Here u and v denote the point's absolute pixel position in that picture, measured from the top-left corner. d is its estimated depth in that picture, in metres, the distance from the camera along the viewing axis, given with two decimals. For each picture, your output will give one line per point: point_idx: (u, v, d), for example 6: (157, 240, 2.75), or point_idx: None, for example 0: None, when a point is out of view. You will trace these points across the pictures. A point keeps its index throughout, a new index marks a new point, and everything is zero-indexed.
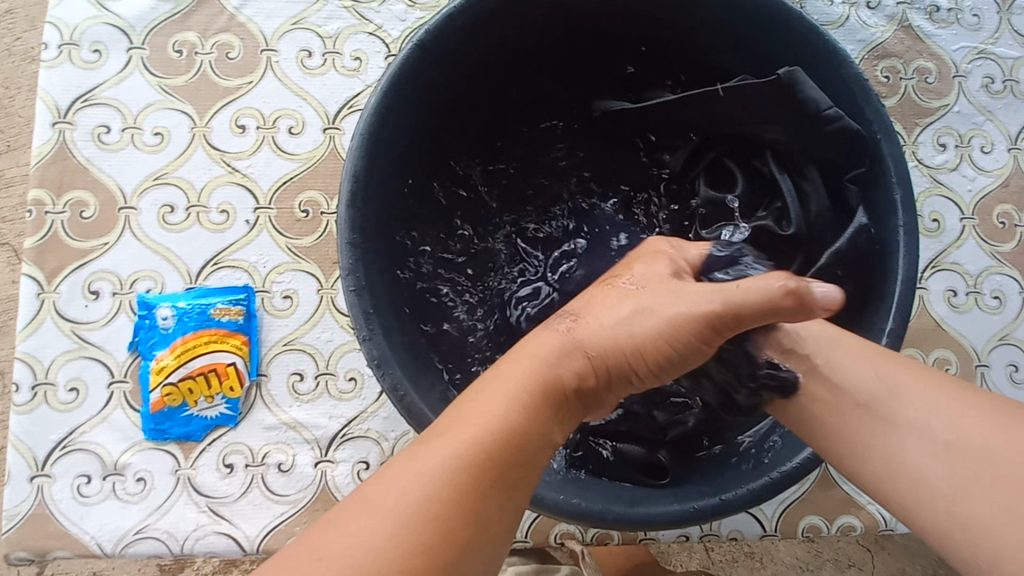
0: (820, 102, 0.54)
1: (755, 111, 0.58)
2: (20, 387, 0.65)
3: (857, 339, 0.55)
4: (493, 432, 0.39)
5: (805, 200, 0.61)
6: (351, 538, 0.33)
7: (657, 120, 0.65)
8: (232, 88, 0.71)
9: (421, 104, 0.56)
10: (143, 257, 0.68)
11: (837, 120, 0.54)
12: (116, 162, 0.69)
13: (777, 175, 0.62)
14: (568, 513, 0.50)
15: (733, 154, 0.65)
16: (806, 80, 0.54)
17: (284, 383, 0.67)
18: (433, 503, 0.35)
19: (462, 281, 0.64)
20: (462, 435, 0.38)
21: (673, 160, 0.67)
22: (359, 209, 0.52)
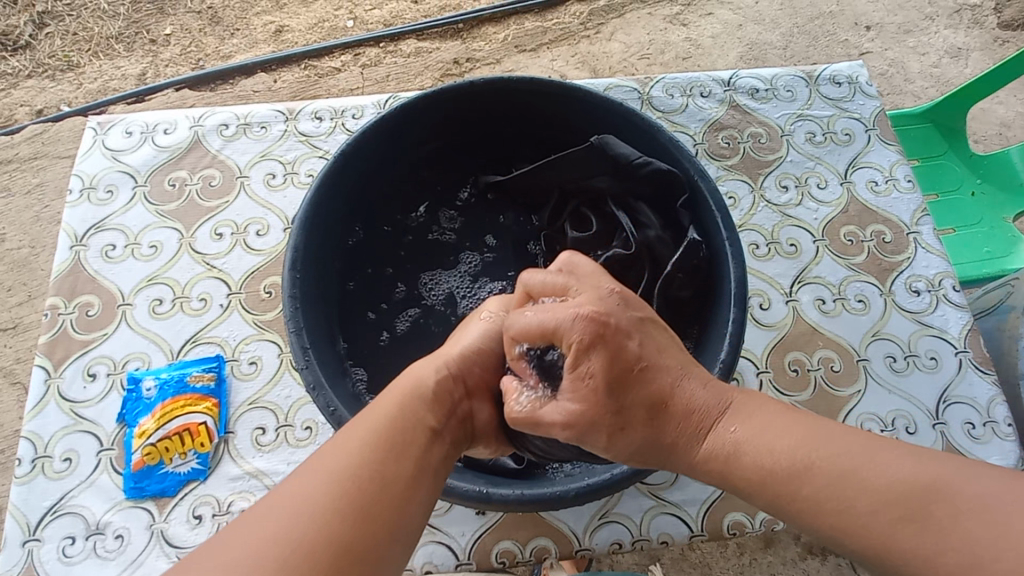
0: (631, 155, 0.76)
1: (587, 170, 0.79)
2: (22, 461, 0.75)
3: (713, 337, 0.70)
4: (389, 415, 0.51)
5: (643, 227, 0.78)
6: (286, 517, 0.43)
7: (526, 182, 0.83)
8: (213, 207, 0.92)
9: (346, 192, 0.75)
10: (135, 342, 0.82)
11: (648, 165, 0.75)
12: (119, 270, 0.87)
13: (617, 212, 0.80)
14: (480, 501, 0.60)
15: (588, 203, 0.83)
16: (614, 142, 0.76)
17: (248, 437, 0.78)
18: (341, 484, 0.45)
19: (376, 326, 0.78)
20: (364, 424, 0.50)
21: (540, 216, 0.85)
22: (301, 273, 0.68)
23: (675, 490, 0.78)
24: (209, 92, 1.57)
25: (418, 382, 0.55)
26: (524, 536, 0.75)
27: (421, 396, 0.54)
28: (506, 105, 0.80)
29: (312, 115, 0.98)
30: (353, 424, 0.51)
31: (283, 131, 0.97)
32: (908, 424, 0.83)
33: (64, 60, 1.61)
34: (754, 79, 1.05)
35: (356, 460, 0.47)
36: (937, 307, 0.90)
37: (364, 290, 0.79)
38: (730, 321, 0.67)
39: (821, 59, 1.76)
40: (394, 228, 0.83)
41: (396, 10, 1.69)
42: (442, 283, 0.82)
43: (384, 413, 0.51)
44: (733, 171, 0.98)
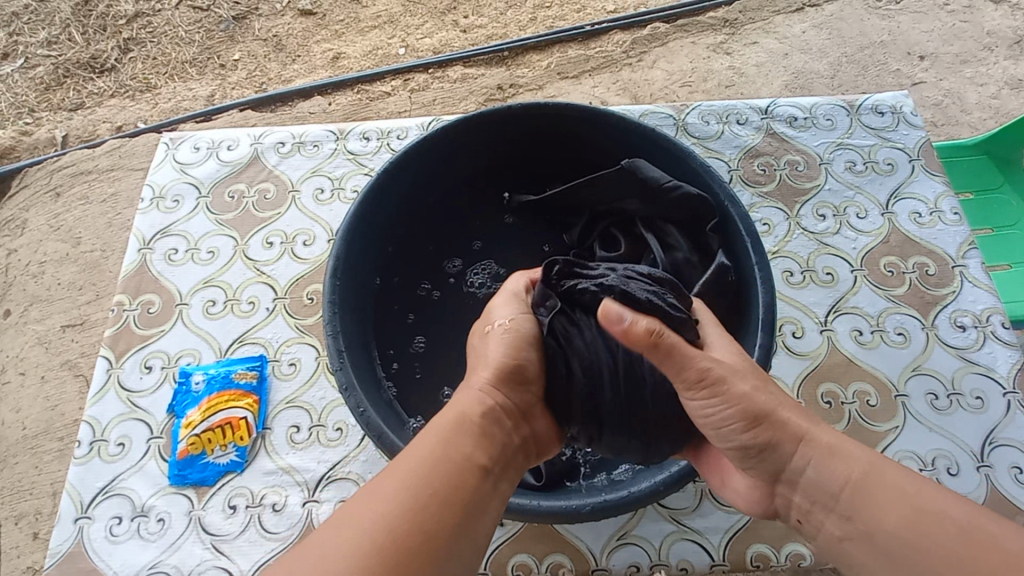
0: (660, 179, 0.77)
1: (618, 192, 0.82)
2: (81, 443, 0.82)
3: None
4: (447, 450, 0.51)
5: (672, 250, 0.78)
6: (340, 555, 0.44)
7: (558, 202, 0.87)
8: (266, 217, 0.99)
9: (388, 208, 0.80)
10: (188, 339, 0.89)
11: (678, 189, 0.76)
12: (179, 272, 0.94)
13: (646, 233, 0.80)
14: (503, 511, 0.61)
15: (617, 224, 0.84)
16: (645, 166, 0.78)
17: (284, 434, 0.82)
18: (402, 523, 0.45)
19: (407, 333, 0.81)
20: (420, 456, 0.50)
21: (570, 236, 0.87)
22: (341, 280, 0.73)
23: (697, 516, 0.77)
24: (270, 113, 1.69)
25: (460, 418, 0.54)
26: (540, 551, 0.75)
27: (468, 429, 0.53)
28: (543, 130, 0.84)
29: (361, 135, 1.05)
30: (407, 455, 0.51)
31: (333, 150, 1.04)
32: (950, 465, 0.79)
33: (144, 83, 1.77)
34: (793, 108, 1.05)
35: (429, 481, 0.48)
36: (985, 344, 0.86)
37: (397, 298, 0.83)
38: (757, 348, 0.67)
39: (871, 90, 1.72)
40: (429, 242, 0.87)
41: (445, 39, 1.78)
42: (471, 294, 0.85)
43: (435, 449, 0.51)
44: (768, 198, 0.98)
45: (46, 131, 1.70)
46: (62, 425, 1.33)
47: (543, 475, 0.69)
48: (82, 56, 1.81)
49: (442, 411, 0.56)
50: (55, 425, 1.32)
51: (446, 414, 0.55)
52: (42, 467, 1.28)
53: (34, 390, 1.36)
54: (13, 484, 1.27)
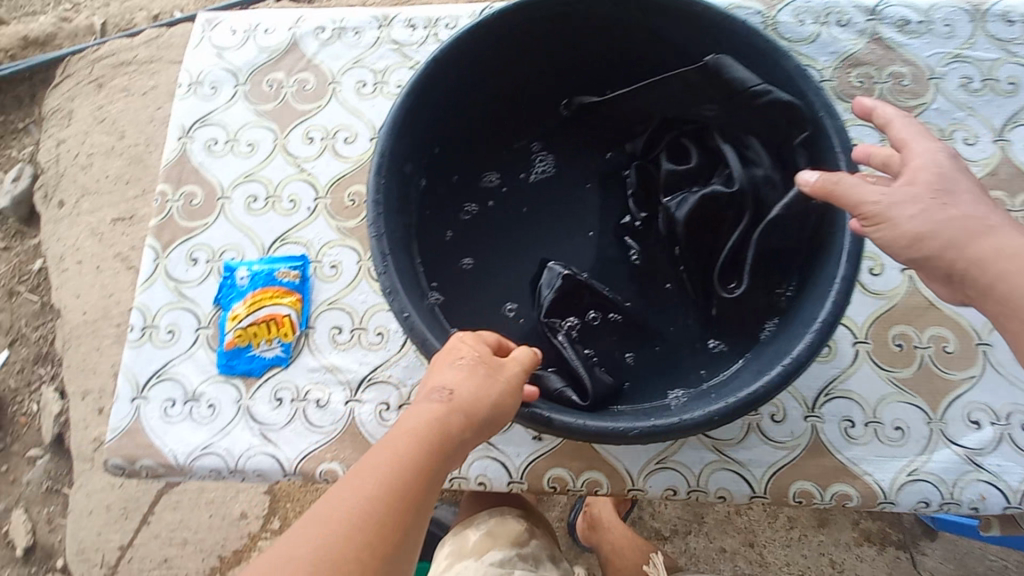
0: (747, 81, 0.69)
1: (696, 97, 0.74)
2: (134, 328, 0.84)
3: (815, 293, 0.63)
4: (414, 463, 0.50)
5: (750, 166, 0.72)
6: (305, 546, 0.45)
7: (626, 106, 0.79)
8: (306, 110, 0.93)
9: (435, 103, 0.73)
10: (231, 233, 0.87)
11: (766, 95, 0.68)
12: (220, 165, 0.91)
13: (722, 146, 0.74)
14: (557, 431, 0.59)
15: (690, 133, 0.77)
16: (732, 66, 0.69)
17: (326, 334, 0.82)
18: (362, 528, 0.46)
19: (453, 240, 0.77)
20: (391, 464, 0.49)
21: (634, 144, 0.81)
22: (386, 179, 0.68)
23: (741, 448, 0.74)
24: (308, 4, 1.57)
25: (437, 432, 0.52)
26: (577, 467, 0.75)
27: (439, 444, 0.51)
28: (612, 18, 0.73)
29: (406, 23, 0.95)
30: (381, 459, 0.50)
31: (376, 39, 0.95)
32: None
33: None
34: (906, 8, 0.89)
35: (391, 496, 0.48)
36: None
37: (443, 202, 0.78)
38: (837, 278, 0.61)
39: None
40: (480, 144, 0.81)
41: None
42: (526, 202, 0.81)
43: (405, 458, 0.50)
44: (862, 116, 0.86)
45: (85, 16, 1.63)
46: (119, 313, 1.40)
47: (587, 395, 0.66)
48: None
49: (420, 414, 0.53)
50: (113, 311, 1.39)
51: (421, 419, 0.52)
52: (103, 349, 1.37)
53: (90, 278, 1.42)
54: (80, 363, 1.37)
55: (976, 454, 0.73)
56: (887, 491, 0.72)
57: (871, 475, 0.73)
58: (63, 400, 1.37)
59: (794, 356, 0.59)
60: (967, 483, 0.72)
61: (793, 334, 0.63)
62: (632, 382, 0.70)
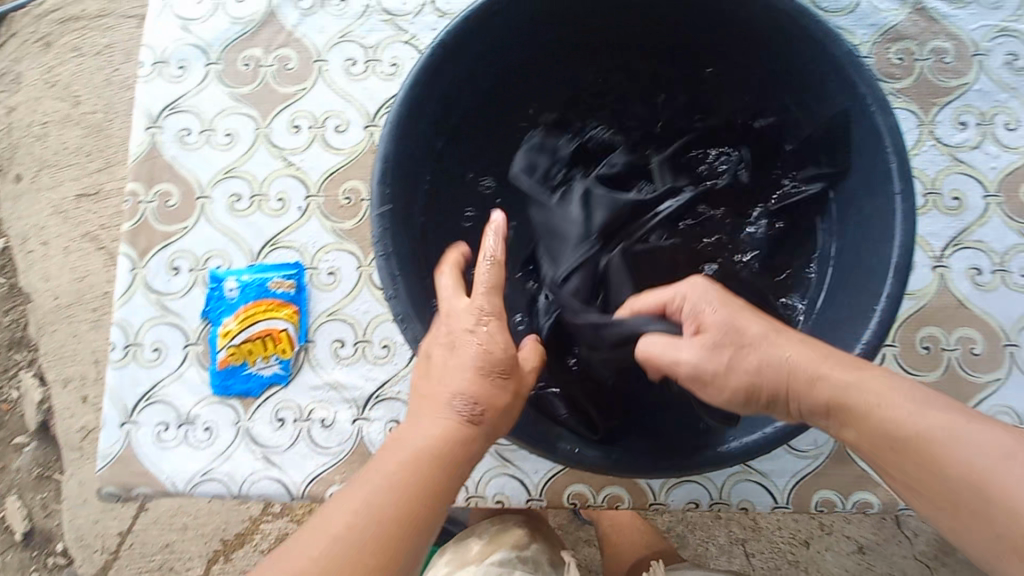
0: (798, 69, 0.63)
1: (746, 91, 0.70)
2: (115, 346, 0.77)
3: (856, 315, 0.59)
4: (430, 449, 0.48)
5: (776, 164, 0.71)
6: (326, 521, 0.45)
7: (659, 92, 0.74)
8: (290, 94, 0.83)
9: (441, 94, 0.64)
10: (215, 238, 0.79)
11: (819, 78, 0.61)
12: (195, 159, 0.81)
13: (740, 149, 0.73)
14: (577, 466, 0.57)
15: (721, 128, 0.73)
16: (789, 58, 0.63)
17: (327, 348, 0.77)
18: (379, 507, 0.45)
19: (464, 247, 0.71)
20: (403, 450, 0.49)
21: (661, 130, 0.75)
22: (391, 187, 0.60)
23: (765, 459, 0.73)
24: None
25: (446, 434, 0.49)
26: (598, 483, 0.73)
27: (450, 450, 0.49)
28: None
29: None
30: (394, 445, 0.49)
31: (364, 8, 0.84)
32: None
33: None
34: None
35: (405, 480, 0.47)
36: None
37: (449, 205, 0.70)
38: (884, 293, 0.57)
39: None
40: (490, 137, 0.73)
41: None
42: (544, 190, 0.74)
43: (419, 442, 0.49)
44: (900, 98, 0.80)
45: None
46: (94, 296, 1.30)
47: (597, 431, 0.63)
48: None
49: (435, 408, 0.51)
50: (85, 295, 1.29)
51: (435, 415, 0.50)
52: (81, 336, 1.28)
53: (59, 260, 1.31)
54: (56, 350, 1.28)
55: None
56: (909, 498, 0.71)
57: None
58: (43, 387, 1.28)
59: None
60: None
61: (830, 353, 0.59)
62: (658, 409, 0.66)
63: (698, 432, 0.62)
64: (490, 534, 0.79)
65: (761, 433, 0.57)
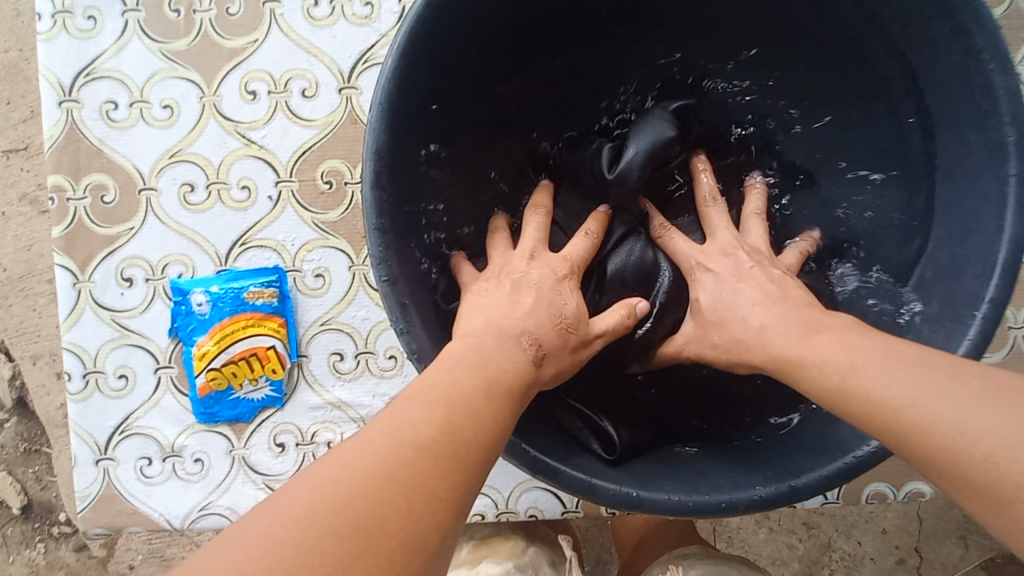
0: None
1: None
2: (72, 376, 0.65)
3: None
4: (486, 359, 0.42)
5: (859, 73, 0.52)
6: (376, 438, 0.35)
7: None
8: (238, 48, 0.65)
9: (441, 55, 0.48)
10: (171, 241, 0.65)
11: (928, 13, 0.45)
12: (129, 141, 0.65)
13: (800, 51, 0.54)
14: (625, 507, 0.47)
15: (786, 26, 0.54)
16: None
17: (325, 363, 0.67)
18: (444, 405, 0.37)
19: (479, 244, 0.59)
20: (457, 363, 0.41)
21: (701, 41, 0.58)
22: (387, 190, 0.47)
23: None
24: None
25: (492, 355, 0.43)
26: None
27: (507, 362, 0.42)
28: None
29: None
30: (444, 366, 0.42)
31: None
32: None
33: None
34: None
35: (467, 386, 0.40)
36: None
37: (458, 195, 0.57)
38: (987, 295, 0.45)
39: None
40: (501, 101, 0.58)
41: None
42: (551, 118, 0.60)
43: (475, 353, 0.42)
44: None
45: None
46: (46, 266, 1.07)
47: (616, 448, 0.54)
48: None
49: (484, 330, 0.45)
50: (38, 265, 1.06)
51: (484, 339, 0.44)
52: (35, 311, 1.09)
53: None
54: (13, 329, 1.05)
55: None
56: None
57: None
58: (9, 364, 1.05)
59: None
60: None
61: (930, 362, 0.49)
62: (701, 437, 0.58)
63: (760, 460, 0.52)
64: (480, 538, 0.70)
65: (846, 462, 0.48)
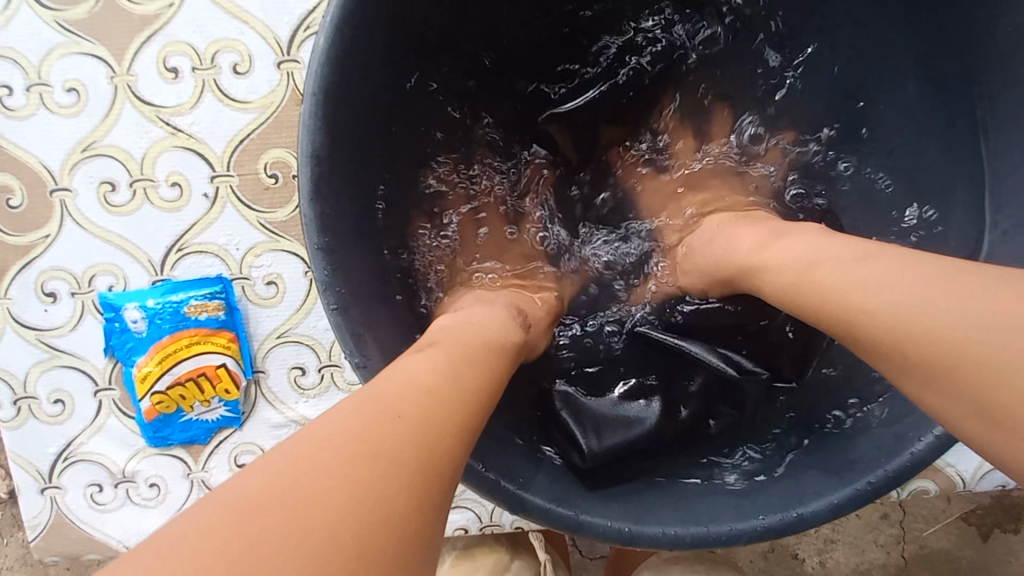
0: None
1: None
2: (1, 403, 0.59)
3: None
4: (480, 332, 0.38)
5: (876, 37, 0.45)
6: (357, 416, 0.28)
7: None
8: (150, 16, 0.54)
9: (389, 29, 0.38)
10: (95, 249, 0.57)
11: None
12: (32, 132, 0.55)
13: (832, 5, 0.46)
14: (617, 544, 0.41)
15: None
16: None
17: (285, 379, 0.60)
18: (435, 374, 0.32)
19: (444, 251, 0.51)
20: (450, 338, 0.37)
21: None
22: (333, 205, 0.37)
23: None
24: None
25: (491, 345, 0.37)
26: None
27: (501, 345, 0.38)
28: None
29: None
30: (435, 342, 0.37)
31: None
32: None
33: None
34: None
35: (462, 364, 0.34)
36: None
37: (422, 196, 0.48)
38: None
39: None
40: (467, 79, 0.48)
41: None
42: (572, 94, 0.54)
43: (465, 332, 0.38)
44: None
45: None
46: None
47: (605, 474, 0.46)
48: None
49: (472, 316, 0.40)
50: None
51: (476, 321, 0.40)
52: None
53: None
54: None
55: None
56: (969, 482, 0.64)
57: (954, 467, 0.65)
58: None
59: None
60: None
61: None
62: (684, 428, 0.49)
63: (774, 477, 0.45)
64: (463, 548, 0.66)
65: (870, 481, 0.41)
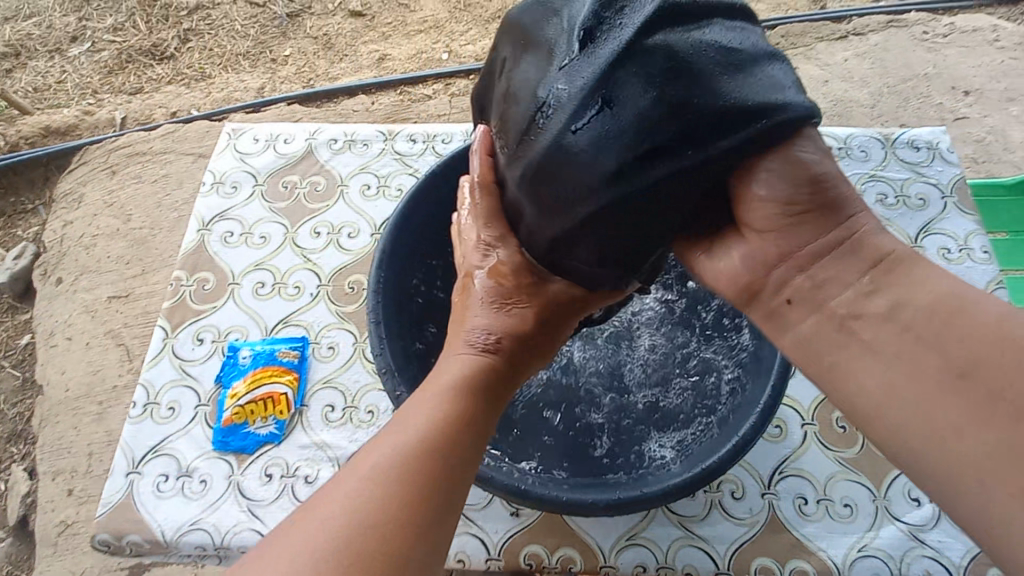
0: None
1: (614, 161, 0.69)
2: (137, 403, 0.89)
3: (752, 388, 0.72)
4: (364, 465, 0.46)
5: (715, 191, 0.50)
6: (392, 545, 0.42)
7: None
8: (315, 209, 1.05)
9: (432, 204, 0.84)
10: (238, 316, 0.96)
11: None
12: (233, 254, 1.01)
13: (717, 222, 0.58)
14: (514, 495, 0.63)
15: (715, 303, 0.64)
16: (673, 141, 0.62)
17: (319, 412, 0.88)
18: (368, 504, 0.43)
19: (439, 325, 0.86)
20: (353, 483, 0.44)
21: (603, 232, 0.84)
22: (386, 269, 0.78)
23: (705, 524, 0.80)
24: (315, 108, 1.59)
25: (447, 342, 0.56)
26: (552, 544, 0.80)
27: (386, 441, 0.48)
28: None
29: (408, 138, 1.11)
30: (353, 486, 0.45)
31: (381, 150, 1.10)
32: None
33: (200, 72, 1.76)
34: (828, 138, 1.05)
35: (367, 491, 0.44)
36: None
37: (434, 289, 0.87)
38: (765, 393, 0.68)
39: (948, 104, 1.52)
40: None
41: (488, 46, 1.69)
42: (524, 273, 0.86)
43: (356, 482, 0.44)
44: None
45: (107, 112, 1.65)
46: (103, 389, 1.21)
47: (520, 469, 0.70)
48: (143, 43, 1.82)
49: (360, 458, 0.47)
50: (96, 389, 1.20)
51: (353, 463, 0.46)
52: (81, 429, 1.18)
53: (78, 355, 1.25)
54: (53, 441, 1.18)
55: (918, 530, 0.79)
56: (840, 567, 0.77)
57: (826, 551, 0.78)
58: (31, 480, 1.21)
59: (742, 434, 0.66)
60: (913, 559, 0.77)
61: (740, 416, 0.69)
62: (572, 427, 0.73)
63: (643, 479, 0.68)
64: None
65: (686, 477, 0.64)
